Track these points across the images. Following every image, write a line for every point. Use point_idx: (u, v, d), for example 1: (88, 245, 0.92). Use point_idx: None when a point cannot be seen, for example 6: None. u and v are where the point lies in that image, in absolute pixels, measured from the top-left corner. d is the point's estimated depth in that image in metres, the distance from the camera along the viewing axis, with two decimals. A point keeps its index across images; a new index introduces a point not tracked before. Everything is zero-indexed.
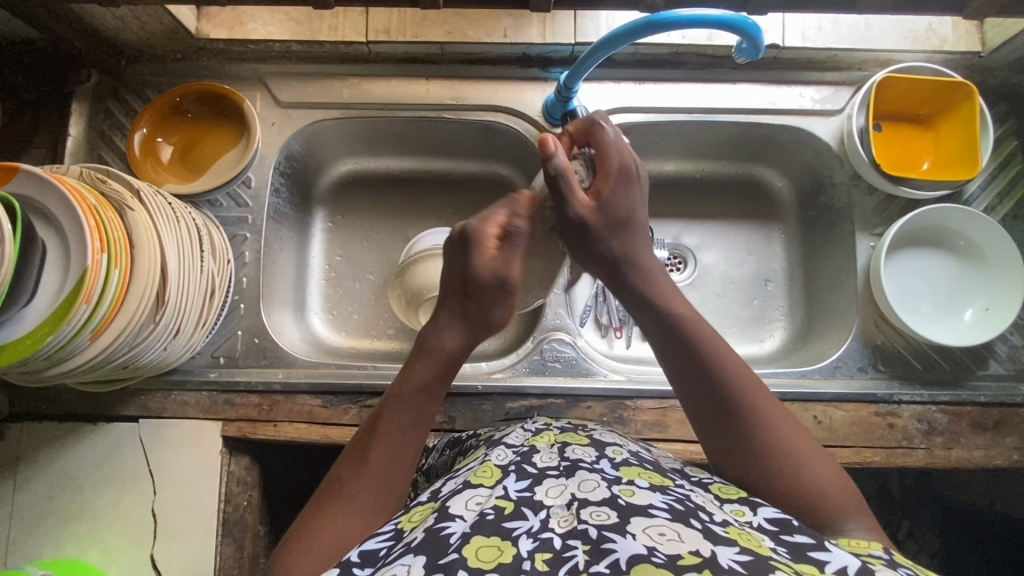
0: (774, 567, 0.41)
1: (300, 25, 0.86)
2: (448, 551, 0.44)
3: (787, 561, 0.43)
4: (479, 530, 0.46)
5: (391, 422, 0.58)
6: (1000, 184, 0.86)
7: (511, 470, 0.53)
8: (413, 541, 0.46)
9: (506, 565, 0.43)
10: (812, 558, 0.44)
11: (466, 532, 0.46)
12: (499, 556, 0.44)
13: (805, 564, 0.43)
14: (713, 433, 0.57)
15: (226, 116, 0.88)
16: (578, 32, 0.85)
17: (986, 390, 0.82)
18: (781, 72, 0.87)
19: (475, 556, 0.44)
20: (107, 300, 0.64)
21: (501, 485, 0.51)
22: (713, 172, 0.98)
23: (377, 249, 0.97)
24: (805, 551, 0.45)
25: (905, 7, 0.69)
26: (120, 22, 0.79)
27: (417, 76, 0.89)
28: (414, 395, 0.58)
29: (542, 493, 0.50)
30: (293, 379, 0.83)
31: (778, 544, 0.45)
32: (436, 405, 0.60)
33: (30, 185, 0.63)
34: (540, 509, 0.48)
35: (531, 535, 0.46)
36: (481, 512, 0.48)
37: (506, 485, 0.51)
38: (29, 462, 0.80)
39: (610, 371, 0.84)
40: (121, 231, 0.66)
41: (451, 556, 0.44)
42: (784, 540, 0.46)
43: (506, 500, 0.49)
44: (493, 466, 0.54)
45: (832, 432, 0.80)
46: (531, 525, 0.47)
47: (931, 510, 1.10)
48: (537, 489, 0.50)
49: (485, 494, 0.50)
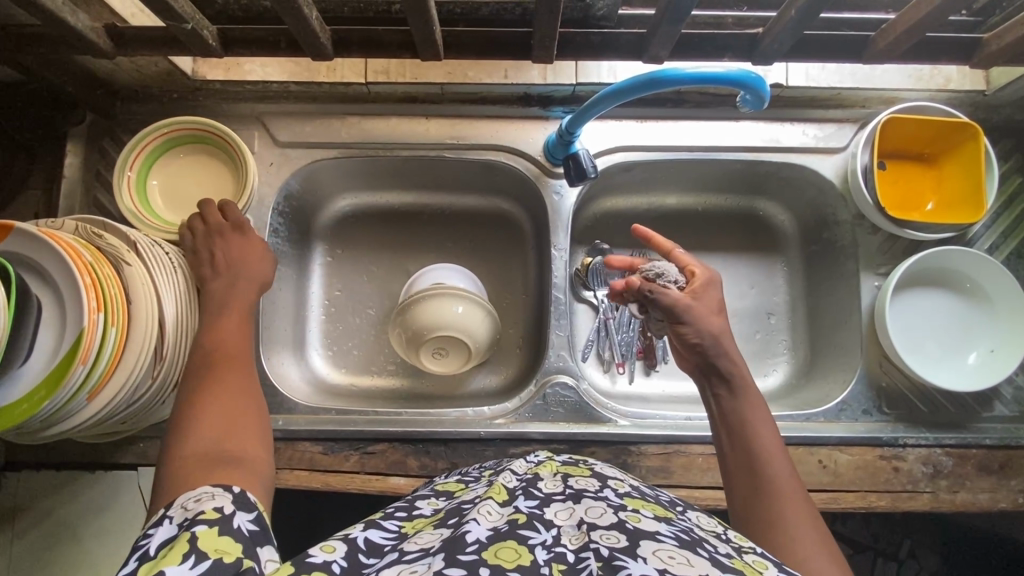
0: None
1: (297, 66, 0.85)
2: (468, 550, 0.43)
3: None
4: (496, 536, 0.45)
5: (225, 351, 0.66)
6: (1004, 223, 0.85)
7: (520, 492, 0.53)
8: (430, 547, 0.45)
9: (525, 567, 0.43)
10: None
11: (483, 537, 0.45)
12: (518, 557, 0.43)
13: None
14: (723, 450, 0.61)
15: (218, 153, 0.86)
16: (579, 74, 0.84)
17: (992, 432, 0.81)
18: (784, 110, 0.86)
19: (495, 556, 0.43)
20: (104, 359, 0.63)
21: (513, 503, 0.51)
22: (716, 205, 0.98)
23: (378, 285, 0.97)
24: None
25: (914, 57, 0.68)
26: (114, 66, 0.78)
27: (417, 115, 0.88)
28: (222, 330, 0.69)
29: (551, 513, 0.50)
30: (293, 426, 0.82)
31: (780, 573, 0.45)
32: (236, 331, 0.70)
33: (24, 244, 0.63)
34: (551, 525, 0.48)
35: (546, 547, 0.45)
36: (494, 524, 0.47)
37: (517, 504, 0.51)
38: (27, 511, 0.79)
39: (617, 415, 0.83)
40: (117, 286, 0.65)
41: (471, 554, 0.43)
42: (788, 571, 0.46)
43: (519, 513, 0.49)
44: (502, 487, 0.55)
45: (837, 476, 0.79)
46: (544, 538, 0.46)
47: (934, 533, 1.10)
48: (546, 509, 0.51)
49: (497, 509, 0.50)
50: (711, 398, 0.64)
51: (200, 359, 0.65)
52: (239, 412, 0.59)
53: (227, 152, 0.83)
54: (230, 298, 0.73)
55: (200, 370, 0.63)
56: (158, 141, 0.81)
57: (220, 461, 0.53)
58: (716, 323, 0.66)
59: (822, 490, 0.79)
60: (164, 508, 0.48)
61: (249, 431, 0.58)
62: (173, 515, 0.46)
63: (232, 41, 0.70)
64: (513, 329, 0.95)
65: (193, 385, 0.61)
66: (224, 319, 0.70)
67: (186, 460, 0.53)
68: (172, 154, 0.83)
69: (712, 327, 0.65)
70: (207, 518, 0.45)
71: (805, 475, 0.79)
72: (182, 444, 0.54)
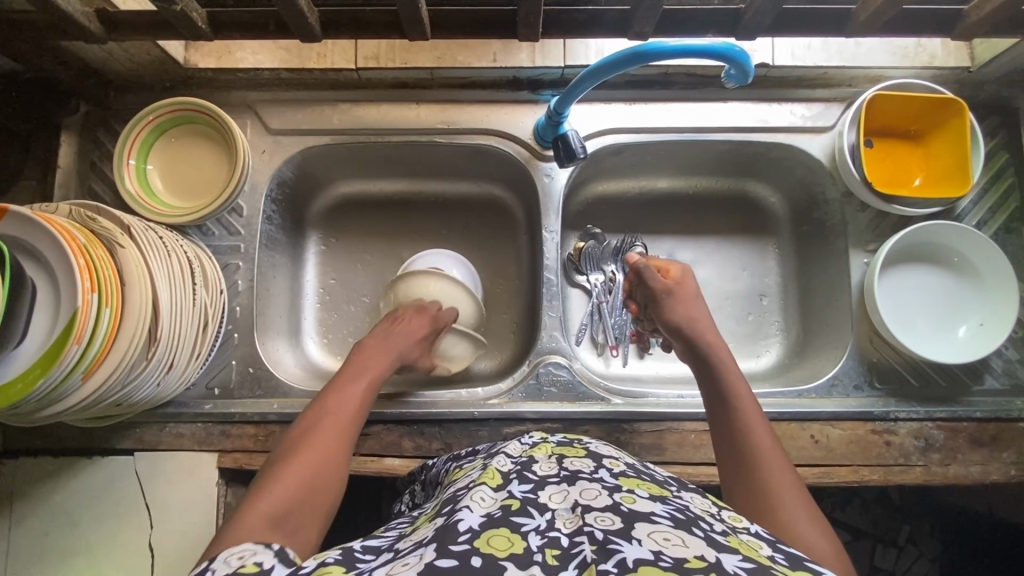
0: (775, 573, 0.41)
1: (289, 53, 0.86)
2: (460, 541, 0.44)
3: (784, 567, 0.43)
4: (490, 523, 0.46)
5: (333, 413, 0.65)
6: (992, 198, 0.86)
7: (514, 477, 0.54)
8: (423, 539, 0.46)
9: (517, 556, 0.43)
10: (809, 567, 0.44)
11: (476, 525, 0.46)
12: (510, 547, 0.44)
13: (801, 571, 0.44)
14: (716, 433, 0.62)
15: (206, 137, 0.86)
16: (567, 56, 0.85)
17: (982, 405, 0.82)
18: (771, 89, 0.87)
19: (486, 545, 0.44)
20: (98, 340, 0.63)
21: (506, 487, 0.52)
22: (706, 187, 0.99)
23: (372, 272, 0.97)
24: (802, 561, 0.45)
25: (894, 29, 0.69)
26: (108, 55, 0.79)
27: (408, 101, 0.88)
28: (345, 392, 0.67)
29: (546, 496, 0.51)
30: (289, 410, 0.82)
31: (776, 552, 0.46)
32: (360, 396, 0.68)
33: (18, 227, 0.63)
34: (545, 509, 0.49)
35: (540, 532, 0.46)
36: (488, 510, 0.48)
37: (510, 488, 0.52)
38: (25, 497, 0.80)
39: (607, 394, 0.83)
40: (111, 269, 0.66)
41: (462, 545, 0.43)
42: (782, 549, 0.47)
43: (512, 498, 0.50)
44: (496, 471, 0.56)
45: (829, 451, 0.80)
46: (537, 523, 0.47)
47: (930, 513, 1.10)
48: (541, 492, 0.51)
49: (490, 494, 0.51)
50: (704, 384, 0.67)
51: (307, 418, 0.64)
52: (318, 477, 0.57)
53: (216, 128, 0.84)
54: (365, 362, 0.73)
55: (302, 430, 0.62)
56: (145, 131, 0.82)
57: (282, 526, 0.52)
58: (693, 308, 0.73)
59: (814, 464, 0.79)
60: (208, 560, 0.45)
61: (321, 502, 0.56)
62: (215, 566, 0.44)
63: (222, 25, 0.71)
64: (507, 314, 0.96)
65: (292, 439, 0.61)
66: (356, 379, 0.70)
67: (259, 512, 0.52)
68: (165, 140, 0.84)
69: (689, 302, 0.73)
70: (246, 571, 0.43)
71: (797, 450, 0.79)
72: (261, 497, 0.53)
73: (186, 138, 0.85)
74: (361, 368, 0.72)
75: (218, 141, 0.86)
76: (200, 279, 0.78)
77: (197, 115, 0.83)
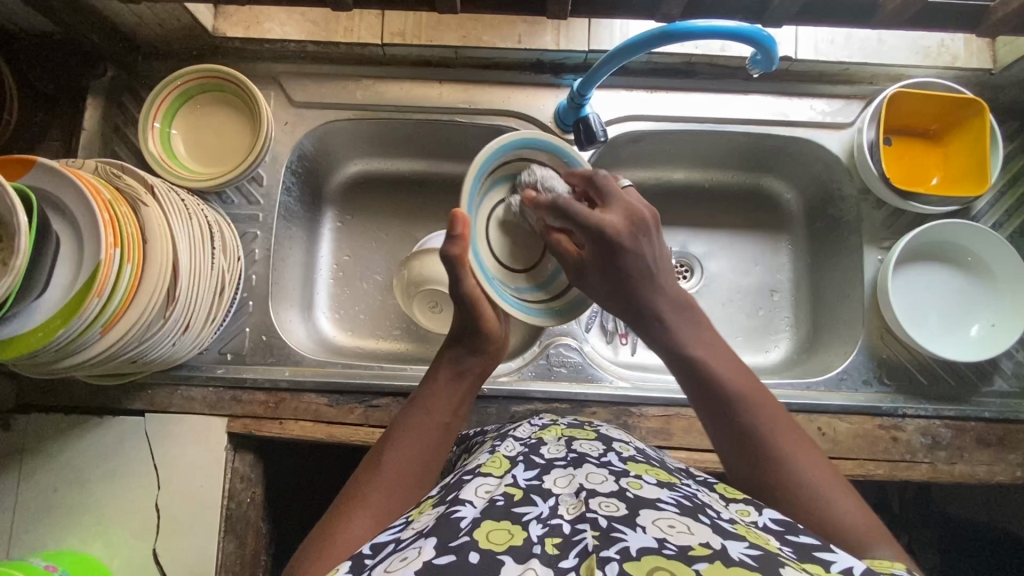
0: (782, 563, 0.41)
1: (316, 26, 0.86)
2: (460, 534, 0.44)
3: (794, 559, 0.43)
4: (489, 515, 0.46)
5: (415, 425, 0.63)
6: (1009, 201, 0.86)
7: (520, 460, 0.55)
8: (425, 528, 0.47)
9: (517, 548, 0.43)
10: (818, 557, 0.44)
11: (477, 517, 0.46)
12: (510, 539, 0.44)
13: (811, 563, 0.43)
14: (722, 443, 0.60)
15: (229, 104, 0.86)
16: (592, 40, 0.86)
17: (990, 405, 0.82)
18: (793, 84, 0.87)
19: (486, 538, 0.44)
20: (118, 295, 0.64)
21: (510, 474, 0.52)
22: (722, 181, 0.99)
23: (386, 250, 0.98)
24: (810, 551, 0.45)
25: (920, 23, 0.70)
26: (139, 18, 0.80)
27: (431, 80, 0.89)
28: (432, 402, 0.65)
29: (550, 482, 0.51)
30: (300, 377, 0.83)
31: (784, 544, 0.46)
32: (448, 408, 0.65)
33: (46, 179, 0.64)
34: (548, 496, 0.49)
35: (542, 521, 0.46)
36: (490, 498, 0.48)
37: (515, 474, 0.52)
38: (35, 454, 0.81)
39: (617, 377, 0.84)
40: (135, 226, 0.67)
41: (462, 538, 0.44)
42: (790, 541, 0.46)
43: (516, 487, 0.50)
44: (502, 456, 0.56)
45: (836, 443, 0.80)
46: (539, 512, 0.47)
47: (931, 521, 1.09)
48: (545, 478, 0.52)
49: (494, 483, 0.51)
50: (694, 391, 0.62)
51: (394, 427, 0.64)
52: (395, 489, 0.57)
53: (238, 95, 0.85)
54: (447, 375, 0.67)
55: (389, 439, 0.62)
56: (170, 97, 0.83)
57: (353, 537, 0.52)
58: (639, 267, 0.63)
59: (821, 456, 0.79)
60: None
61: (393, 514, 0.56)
62: None
63: None
64: None
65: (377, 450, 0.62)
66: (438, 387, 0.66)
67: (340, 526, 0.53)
68: (189, 107, 0.85)
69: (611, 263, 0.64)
70: None
71: None
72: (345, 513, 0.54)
73: (210, 105, 0.86)
74: (433, 407, 0.64)
75: (241, 109, 0.86)
76: (209, 246, 0.77)
77: (220, 81, 0.83)
